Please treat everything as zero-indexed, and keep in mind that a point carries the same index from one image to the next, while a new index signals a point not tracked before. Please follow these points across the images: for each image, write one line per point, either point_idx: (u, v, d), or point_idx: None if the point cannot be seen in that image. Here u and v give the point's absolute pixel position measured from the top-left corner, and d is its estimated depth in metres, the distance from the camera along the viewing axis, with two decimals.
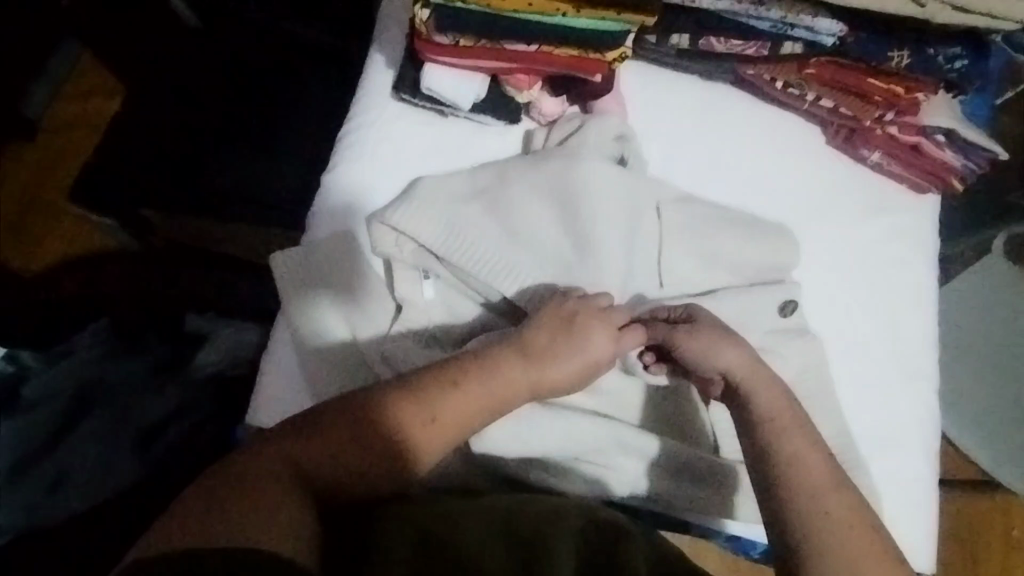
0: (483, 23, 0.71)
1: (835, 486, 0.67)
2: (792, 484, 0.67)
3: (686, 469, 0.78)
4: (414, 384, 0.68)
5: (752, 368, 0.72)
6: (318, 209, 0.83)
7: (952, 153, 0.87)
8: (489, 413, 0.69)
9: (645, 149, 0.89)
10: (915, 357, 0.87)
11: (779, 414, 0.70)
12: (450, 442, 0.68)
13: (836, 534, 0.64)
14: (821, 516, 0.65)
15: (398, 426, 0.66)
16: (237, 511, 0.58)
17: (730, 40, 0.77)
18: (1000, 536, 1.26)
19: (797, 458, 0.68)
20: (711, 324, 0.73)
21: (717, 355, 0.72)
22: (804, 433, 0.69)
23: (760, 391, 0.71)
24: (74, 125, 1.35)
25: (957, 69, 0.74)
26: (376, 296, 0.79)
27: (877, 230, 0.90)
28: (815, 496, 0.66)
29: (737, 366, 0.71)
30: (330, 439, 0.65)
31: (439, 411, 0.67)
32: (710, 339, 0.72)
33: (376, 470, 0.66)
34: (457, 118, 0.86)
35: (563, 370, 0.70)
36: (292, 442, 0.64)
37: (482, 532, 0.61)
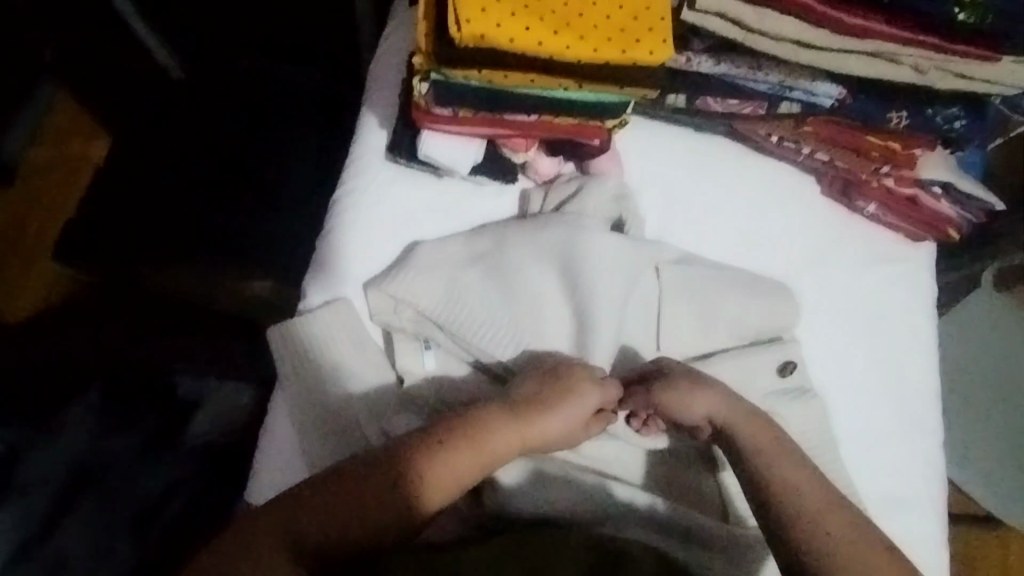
0: (482, 97, 0.70)
1: (833, 503, 0.68)
2: (794, 512, 0.67)
3: (700, 535, 0.74)
4: (402, 446, 0.67)
5: (733, 409, 0.72)
6: (313, 276, 0.81)
7: (949, 204, 0.88)
8: (482, 468, 0.68)
9: (642, 205, 0.88)
10: (916, 404, 0.87)
11: (770, 442, 0.71)
12: (443, 500, 0.67)
13: (845, 550, 0.65)
14: (821, 539, 0.66)
15: (390, 485, 0.65)
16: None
17: (727, 100, 0.77)
18: (1002, 572, 1.25)
19: (792, 481, 0.69)
20: (686, 373, 0.74)
21: (698, 402, 0.73)
22: (792, 457, 0.70)
23: (749, 431, 0.71)
24: None
25: (956, 129, 0.74)
26: (375, 367, 0.76)
27: (874, 283, 0.90)
28: (813, 514, 0.67)
29: (719, 410, 0.72)
30: (323, 504, 0.64)
31: (428, 470, 0.66)
32: (688, 387, 0.73)
33: (373, 532, 0.64)
34: (453, 178, 0.85)
35: (553, 423, 0.70)
36: (283, 513, 0.63)
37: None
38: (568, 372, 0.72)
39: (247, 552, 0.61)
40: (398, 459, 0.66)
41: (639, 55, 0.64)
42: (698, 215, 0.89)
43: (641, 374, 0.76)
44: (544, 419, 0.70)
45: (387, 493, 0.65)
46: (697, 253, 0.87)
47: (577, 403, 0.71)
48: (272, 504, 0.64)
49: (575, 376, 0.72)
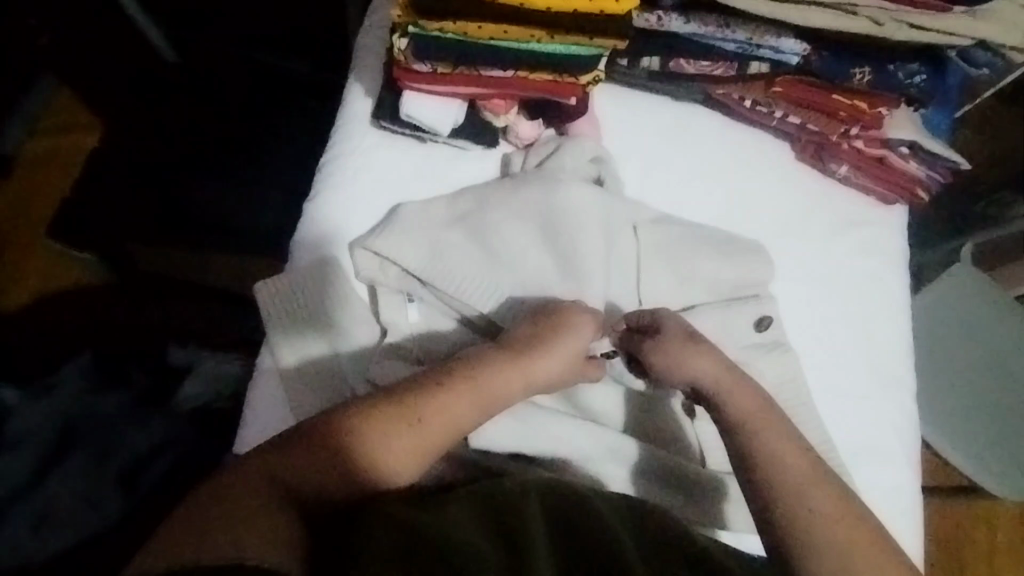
0: (459, 51, 0.73)
1: (819, 479, 0.66)
2: (779, 495, 0.65)
3: (676, 477, 0.77)
4: (395, 393, 0.68)
5: (718, 376, 0.72)
6: (300, 239, 0.84)
7: (917, 164, 0.90)
8: (481, 412, 0.69)
9: (620, 171, 0.90)
10: (889, 361, 0.88)
11: (755, 416, 0.70)
12: (441, 445, 0.68)
13: (828, 525, 0.64)
14: (801, 517, 0.64)
15: (386, 433, 0.66)
16: (220, 517, 0.58)
17: (699, 61, 0.80)
18: (982, 539, 1.27)
19: (780, 459, 0.67)
20: (680, 333, 0.74)
21: (692, 363, 0.72)
22: (783, 429, 0.69)
23: (741, 394, 0.71)
24: (51, 161, 1.35)
25: (918, 84, 0.79)
26: (358, 321, 0.79)
27: (848, 244, 0.91)
28: (803, 497, 0.65)
29: (709, 376, 0.72)
30: (311, 445, 0.65)
31: (421, 411, 0.67)
32: (680, 350, 0.73)
33: (360, 474, 0.65)
34: (436, 144, 0.87)
35: (547, 364, 0.72)
36: (271, 457, 0.64)
37: (464, 527, 0.59)
38: (563, 314, 0.74)
39: (232, 491, 0.60)
40: (394, 406, 0.67)
41: (606, 3, 0.69)
42: (675, 179, 0.91)
43: (639, 325, 0.76)
44: (540, 359, 0.72)
45: (383, 440, 0.66)
46: (672, 214, 0.89)
47: (571, 342, 0.73)
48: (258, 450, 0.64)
49: (570, 320, 0.74)
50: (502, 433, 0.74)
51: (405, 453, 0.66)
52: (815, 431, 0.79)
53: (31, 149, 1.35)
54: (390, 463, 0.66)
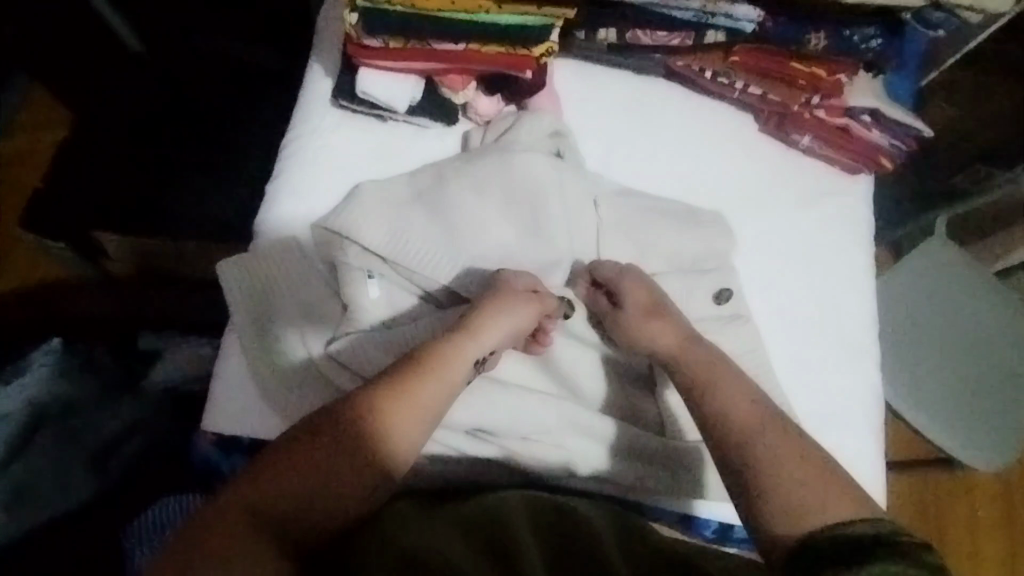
0: (411, 23, 0.75)
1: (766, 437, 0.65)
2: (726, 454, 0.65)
3: (651, 454, 0.77)
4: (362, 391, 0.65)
5: (674, 345, 0.73)
6: (263, 219, 0.83)
7: (879, 132, 0.90)
8: (446, 392, 0.66)
9: (579, 144, 0.90)
10: (854, 329, 0.87)
11: (709, 374, 0.70)
12: (419, 441, 0.64)
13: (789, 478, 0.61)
14: (743, 472, 0.63)
15: (359, 432, 0.62)
16: None
17: (656, 32, 0.82)
18: (964, 514, 1.26)
19: (726, 418, 0.66)
20: (640, 303, 0.76)
21: (653, 335, 0.74)
22: (726, 390, 0.68)
23: (700, 361, 0.71)
24: (22, 158, 1.35)
25: (873, 48, 0.82)
26: (324, 298, 0.79)
27: (813, 212, 0.91)
28: (753, 460, 0.63)
29: (672, 346, 0.73)
30: (289, 470, 0.60)
31: (386, 401, 0.64)
32: (640, 319, 0.75)
33: (350, 488, 0.61)
34: (397, 122, 0.87)
35: (502, 326, 0.71)
36: (252, 489, 0.58)
37: (447, 538, 0.61)
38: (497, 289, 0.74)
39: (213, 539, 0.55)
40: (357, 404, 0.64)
41: None
42: (635, 153, 0.91)
43: (601, 280, 0.79)
44: (486, 330, 0.71)
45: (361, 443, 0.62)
46: (632, 187, 0.89)
47: (513, 307, 0.73)
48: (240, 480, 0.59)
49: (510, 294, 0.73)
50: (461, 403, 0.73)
51: (386, 447, 0.63)
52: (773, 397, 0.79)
53: (4, 146, 1.35)
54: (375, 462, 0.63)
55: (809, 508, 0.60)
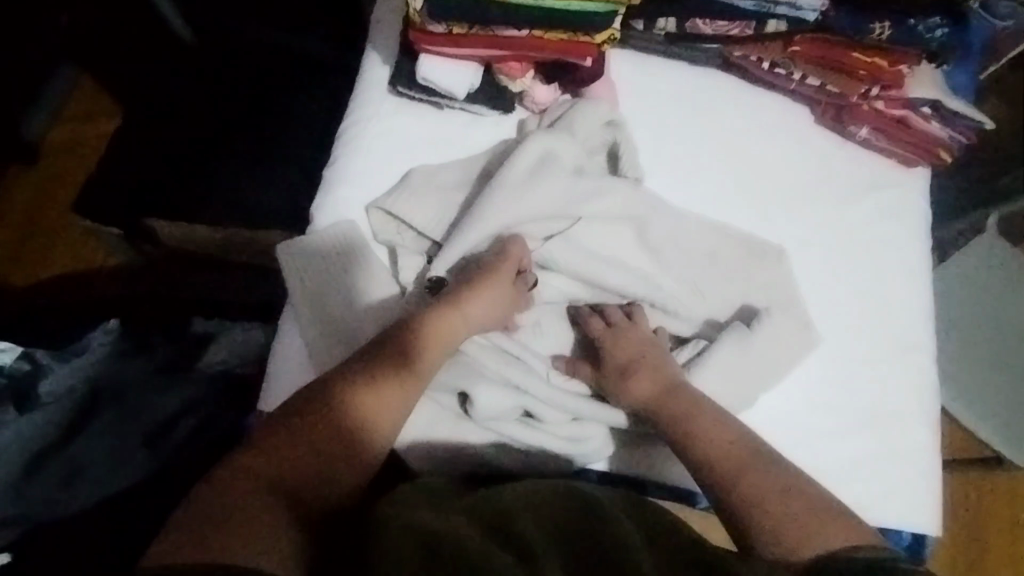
0: (473, 9, 0.76)
1: (761, 461, 0.66)
2: (731, 469, 0.66)
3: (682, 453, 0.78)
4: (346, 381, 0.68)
5: (667, 392, 0.73)
6: (320, 202, 0.84)
7: (940, 124, 0.88)
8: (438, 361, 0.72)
9: (634, 132, 0.90)
10: (911, 324, 0.85)
11: (685, 400, 0.72)
12: (404, 407, 0.69)
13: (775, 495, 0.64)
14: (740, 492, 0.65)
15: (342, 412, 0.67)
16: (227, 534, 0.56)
17: (715, 21, 0.83)
18: (1010, 518, 1.23)
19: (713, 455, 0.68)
20: (617, 363, 0.75)
21: (634, 388, 0.73)
22: (725, 424, 0.70)
23: (673, 402, 0.72)
24: (74, 146, 1.38)
25: (938, 38, 0.81)
26: (378, 280, 0.80)
27: (870, 205, 0.90)
28: (738, 479, 0.66)
29: (651, 400, 0.73)
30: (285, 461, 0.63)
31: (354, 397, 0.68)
32: (617, 377, 0.75)
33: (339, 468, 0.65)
34: (453, 110, 0.88)
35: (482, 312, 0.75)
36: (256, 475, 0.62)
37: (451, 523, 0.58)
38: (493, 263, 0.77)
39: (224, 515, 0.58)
40: (370, 391, 0.68)
41: None
42: (685, 143, 0.90)
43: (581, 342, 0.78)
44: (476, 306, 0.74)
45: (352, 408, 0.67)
46: (683, 180, 0.89)
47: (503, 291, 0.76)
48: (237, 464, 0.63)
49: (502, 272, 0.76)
50: (505, 390, 0.73)
51: (378, 413, 0.68)
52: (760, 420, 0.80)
53: (53, 136, 1.38)
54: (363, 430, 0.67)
55: (783, 523, 0.62)
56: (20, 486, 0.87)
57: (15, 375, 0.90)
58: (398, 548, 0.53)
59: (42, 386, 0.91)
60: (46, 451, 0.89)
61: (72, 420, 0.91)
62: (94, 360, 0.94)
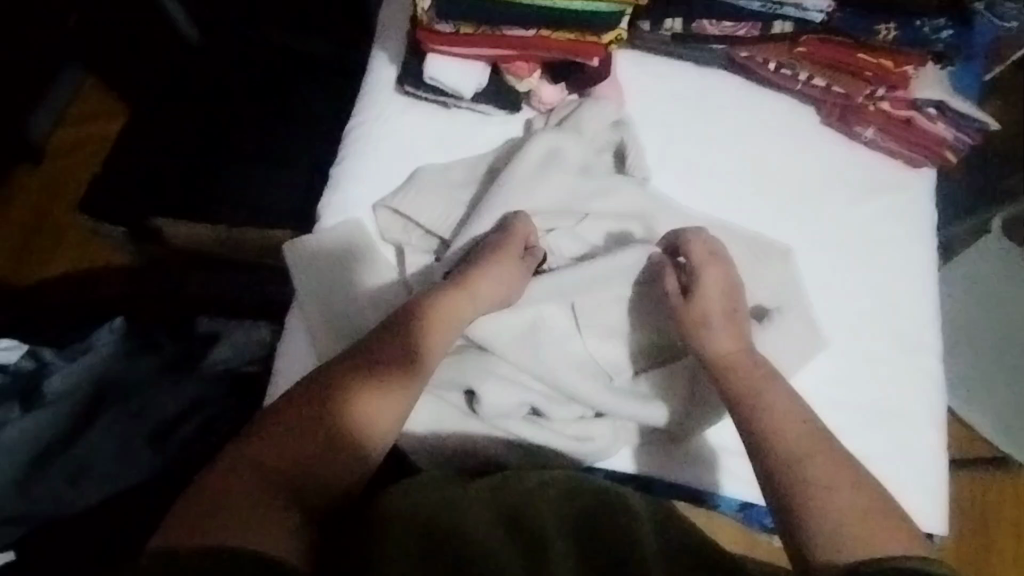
0: (483, 9, 0.77)
1: (813, 452, 0.64)
2: (774, 464, 0.64)
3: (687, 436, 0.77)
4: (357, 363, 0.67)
5: (743, 353, 0.72)
6: (328, 201, 0.85)
7: (945, 125, 0.89)
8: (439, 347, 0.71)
9: (641, 131, 0.90)
10: (918, 322, 0.86)
11: (760, 370, 0.71)
12: (409, 395, 0.67)
13: (830, 500, 0.61)
14: (793, 492, 0.62)
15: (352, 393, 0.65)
16: (231, 516, 0.56)
17: (721, 22, 0.83)
18: (1017, 517, 1.23)
19: (779, 432, 0.66)
20: (720, 307, 0.74)
21: (719, 337, 0.72)
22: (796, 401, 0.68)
23: (754, 367, 0.71)
24: (80, 145, 1.39)
25: (944, 39, 0.81)
26: (384, 279, 0.80)
27: (876, 204, 0.90)
28: (795, 463, 0.64)
29: (731, 351, 0.72)
30: (286, 438, 0.62)
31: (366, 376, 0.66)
32: (694, 326, 0.73)
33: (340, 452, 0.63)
34: (460, 110, 0.88)
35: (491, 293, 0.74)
36: (261, 451, 0.61)
37: (468, 519, 0.62)
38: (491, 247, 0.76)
39: (230, 496, 0.58)
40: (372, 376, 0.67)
41: None
42: (693, 144, 0.91)
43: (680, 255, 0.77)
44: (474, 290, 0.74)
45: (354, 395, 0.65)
46: (688, 179, 0.89)
47: (502, 275, 0.75)
48: (244, 440, 0.62)
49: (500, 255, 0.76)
50: (510, 388, 0.73)
51: (379, 401, 0.66)
52: (804, 379, 0.82)
53: (59, 137, 1.39)
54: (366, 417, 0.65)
55: (845, 533, 0.59)
56: (25, 484, 0.87)
57: (21, 373, 0.94)
58: (399, 540, 0.59)
59: (48, 380, 0.93)
60: (51, 450, 0.89)
61: (81, 416, 0.91)
62: (104, 358, 0.94)
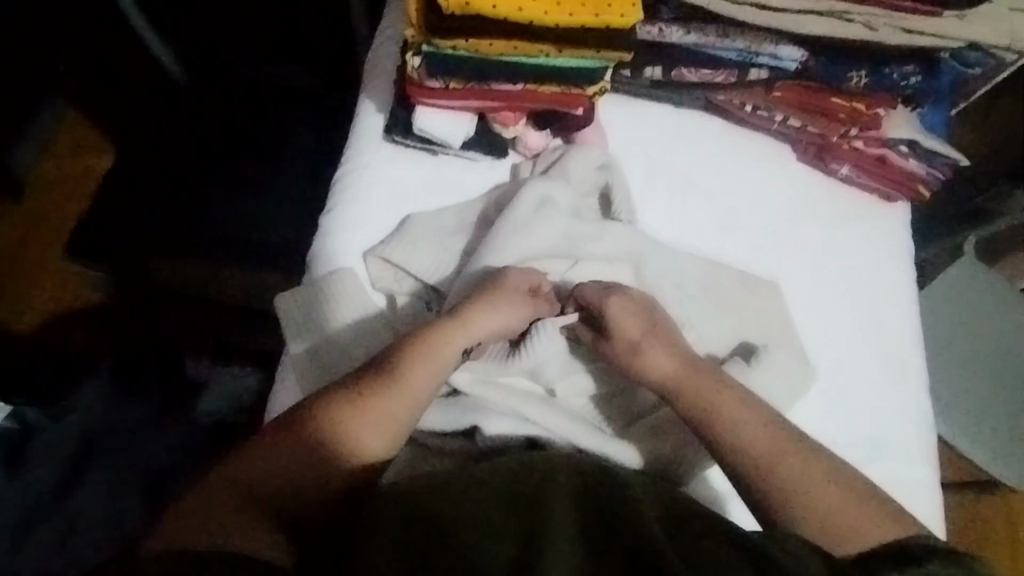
0: (469, 66, 0.79)
1: (785, 448, 0.71)
2: (751, 472, 0.70)
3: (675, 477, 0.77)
4: (354, 387, 0.71)
5: (687, 369, 0.74)
6: (319, 251, 0.86)
7: (917, 162, 0.92)
8: (434, 379, 0.73)
9: (627, 175, 0.93)
10: (900, 353, 0.89)
11: (701, 390, 0.73)
12: (406, 419, 0.71)
13: (809, 491, 0.69)
14: (776, 496, 0.69)
15: (345, 416, 0.70)
16: (220, 524, 0.65)
17: (700, 69, 0.86)
18: (1004, 535, 1.26)
19: (749, 444, 0.71)
20: (637, 329, 0.76)
21: (650, 365, 0.75)
22: (746, 406, 0.73)
23: (693, 381, 0.74)
24: (63, 182, 1.39)
25: (912, 84, 0.85)
26: (376, 329, 0.82)
27: (853, 238, 0.93)
28: (764, 472, 0.70)
29: (669, 376, 0.74)
30: (282, 457, 0.69)
31: (361, 400, 0.70)
32: (625, 356, 0.76)
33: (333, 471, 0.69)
34: (447, 156, 0.90)
35: (488, 321, 0.76)
36: (257, 466, 0.68)
37: (474, 501, 0.60)
38: (494, 279, 0.78)
39: (216, 507, 0.66)
40: (366, 400, 0.70)
41: (610, 17, 0.73)
42: (677, 183, 0.93)
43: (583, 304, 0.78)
44: (476, 321, 0.75)
45: (344, 421, 0.70)
46: (675, 220, 0.92)
47: (504, 303, 0.77)
48: (241, 453, 0.70)
49: (502, 286, 0.77)
50: (513, 421, 0.75)
51: (374, 425, 0.70)
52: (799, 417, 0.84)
53: (43, 174, 1.40)
54: (354, 446, 0.70)
55: (827, 517, 0.68)
56: (19, 540, 0.86)
57: None
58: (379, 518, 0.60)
59: None
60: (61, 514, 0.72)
61: None
62: None
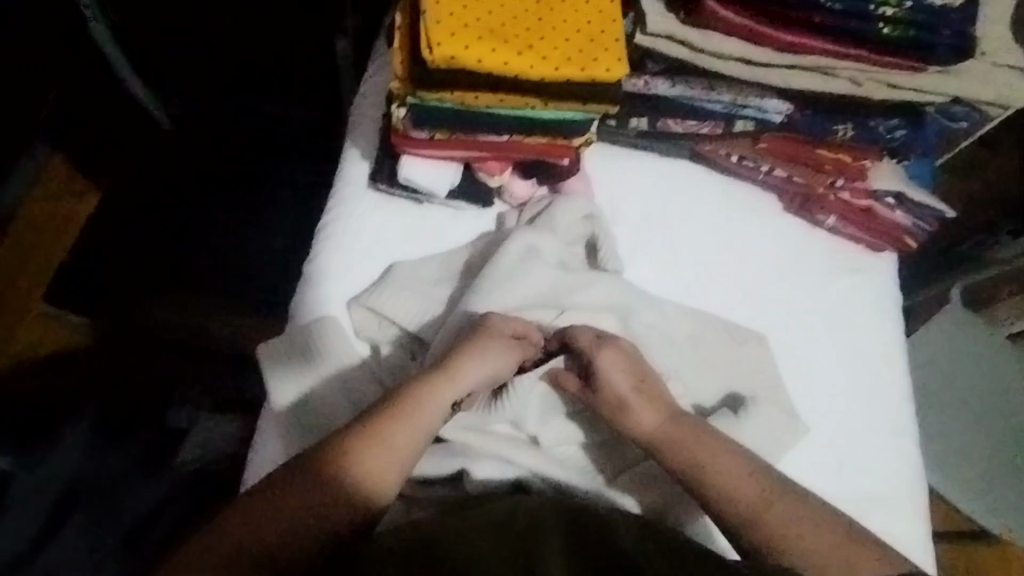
0: (456, 118, 0.78)
1: (774, 496, 0.70)
2: (741, 522, 0.69)
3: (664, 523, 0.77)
4: (342, 442, 0.69)
5: (675, 423, 0.73)
6: (302, 299, 0.85)
7: (902, 213, 0.93)
8: (421, 438, 0.70)
9: (612, 224, 0.92)
10: (890, 405, 0.88)
11: (686, 440, 0.72)
12: (396, 472, 0.69)
13: (803, 537, 0.67)
14: (767, 544, 0.68)
15: (334, 473, 0.67)
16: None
17: (685, 121, 0.87)
18: None
19: (737, 495, 0.70)
20: (631, 382, 0.75)
21: (636, 417, 0.74)
22: (733, 455, 0.72)
23: (679, 433, 0.73)
24: (45, 227, 1.38)
25: (897, 137, 0.86)
26: (359, 381, 0.80)
27: (840, 289, 0.92)
28: (760, 521, 0.69)
29: (656, 429, 0.73)
30: (271, 518, 0.65)
31: (350, 454, 0.68)
32: (614, 409, 0.74)
33: (325, 530, 0.65)
34: (433, 204, 0.90)
35: (475, 368, 0.74)
36: (244, 530, 0.64)
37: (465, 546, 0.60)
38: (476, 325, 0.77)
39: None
40: (355, 455, 0.68)
41: (596, 72, 0.73)
42: (664, 233, 0.93)
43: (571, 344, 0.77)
44: (464, 371, 0.74)
45: (333, 476, 0.67)
46: (661, 269, 0.91)
47: (489, 349, 0.75)
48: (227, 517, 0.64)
49: (486, 331, 0.76)
50: (501, 465, 0.74)
51: (364, 480, 0.67)
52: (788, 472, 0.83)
53: (25, 219, 1.38)
54: (345, 502, 0.66)
55: (818, 558, 0.66)
56: None
57: None
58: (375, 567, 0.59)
59: None
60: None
61: None
62: None
